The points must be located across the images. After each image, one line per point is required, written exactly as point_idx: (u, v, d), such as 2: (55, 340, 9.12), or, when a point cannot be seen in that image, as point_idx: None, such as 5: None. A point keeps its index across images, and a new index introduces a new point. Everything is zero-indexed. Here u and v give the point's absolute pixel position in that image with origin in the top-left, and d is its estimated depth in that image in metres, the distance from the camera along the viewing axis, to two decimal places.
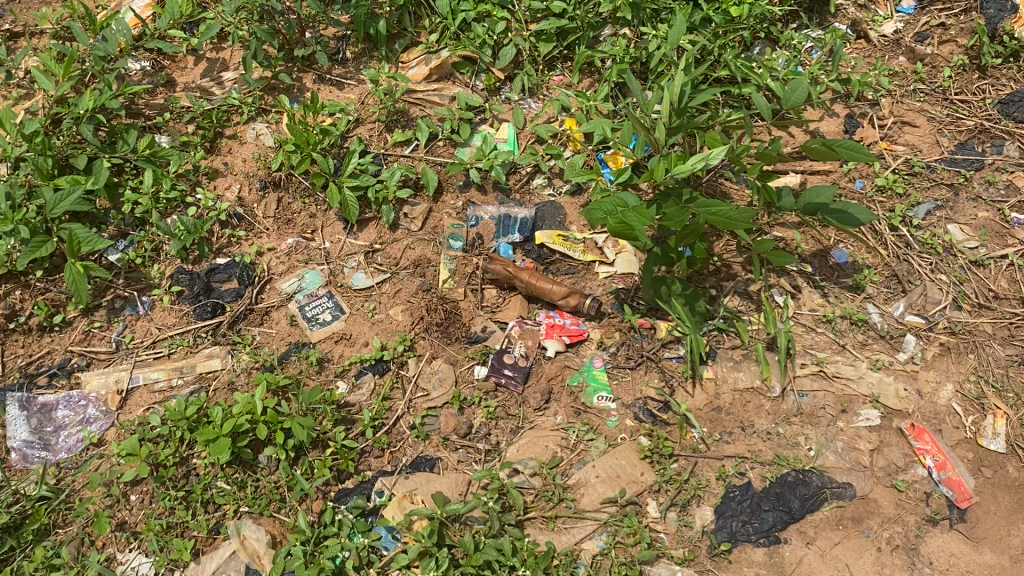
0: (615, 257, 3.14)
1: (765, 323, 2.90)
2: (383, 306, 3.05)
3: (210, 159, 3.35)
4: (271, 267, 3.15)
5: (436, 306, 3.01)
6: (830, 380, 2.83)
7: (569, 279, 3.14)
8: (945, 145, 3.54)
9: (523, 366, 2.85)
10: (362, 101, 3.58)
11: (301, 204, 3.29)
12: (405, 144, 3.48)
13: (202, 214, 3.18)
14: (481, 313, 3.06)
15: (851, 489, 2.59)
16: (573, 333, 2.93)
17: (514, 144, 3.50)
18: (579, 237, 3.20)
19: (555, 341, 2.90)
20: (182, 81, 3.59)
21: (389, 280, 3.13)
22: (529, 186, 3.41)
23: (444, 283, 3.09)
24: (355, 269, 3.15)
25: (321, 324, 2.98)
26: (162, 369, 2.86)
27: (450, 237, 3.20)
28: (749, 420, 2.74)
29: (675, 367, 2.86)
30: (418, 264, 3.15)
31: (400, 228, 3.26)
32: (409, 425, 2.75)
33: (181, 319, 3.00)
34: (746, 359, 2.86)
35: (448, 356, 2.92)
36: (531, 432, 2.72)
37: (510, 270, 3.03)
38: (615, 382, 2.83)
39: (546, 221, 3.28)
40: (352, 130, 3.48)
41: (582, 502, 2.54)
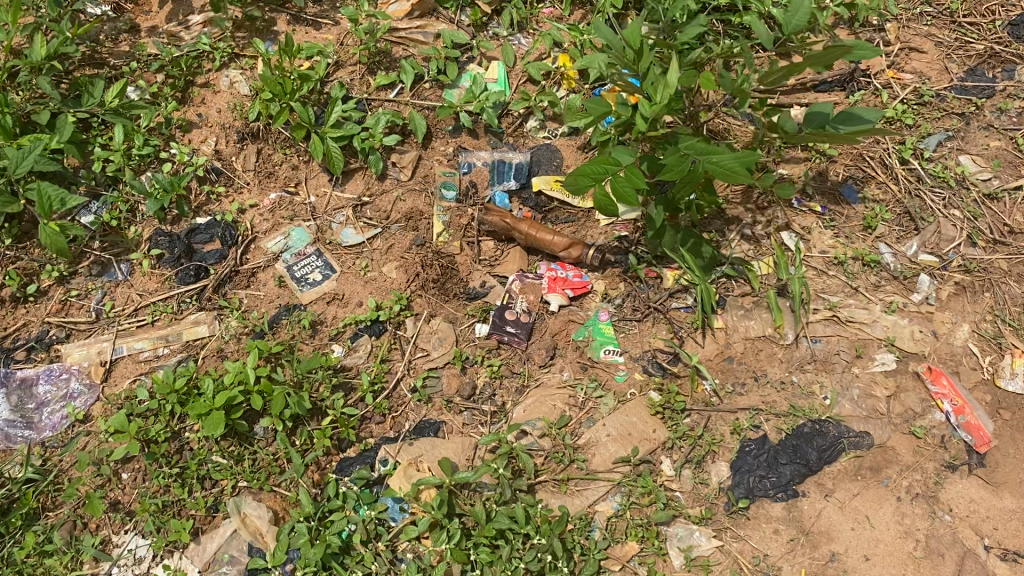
0: None
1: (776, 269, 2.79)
2: (376, 263, 2.91)
3: (183, 111, 3.14)
4: (254, 225, 2.98)
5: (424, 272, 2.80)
6: (844, 325, 2.74)
7: (568, 228, 3.00)
8: (955, 71, 3.38)
9: (525, 322, 2.74)
10: (342, 42, 3.34)
11: (282, 155, 3.10)
12: (389, 88, 3.28)
13: (178, 170, 3.00)
14: (477, 265, 2.94)
15: (869, 438, 2.52)
16: (578, 284, 2.80)
17: (506, 84, 3.30)
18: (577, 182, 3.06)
19: (558, 295, 2.77)
20: (148, 27, 3.34)
21: (381, 235, 2.99)
22: (522, 130, 3.25)
23: (438, 237, 2.97)
24: (343, 225, 3.00)
25: (311, 285, 2.86)
26: (147, 338, 2.73)
27: (442, 187, 3.08)
28: (762, 369, 2.64)
29: (683, 318, 2.74)
30: (410, 217, 3.01)
31: (388, 178, 3.11)
32: (410, 387, 2.64)
33: (163, 284, 2.84)
34: (757, 306, 2.74)
35: (447, 313, 2.80)
36: (537, 392, 2.62)
37: (508, 222, 2.90)
38: (622, 336, 2.72)
39: (541, 166, 3.14)
40: (333, 74, 3.27)
41: (594, 463, 2.44)
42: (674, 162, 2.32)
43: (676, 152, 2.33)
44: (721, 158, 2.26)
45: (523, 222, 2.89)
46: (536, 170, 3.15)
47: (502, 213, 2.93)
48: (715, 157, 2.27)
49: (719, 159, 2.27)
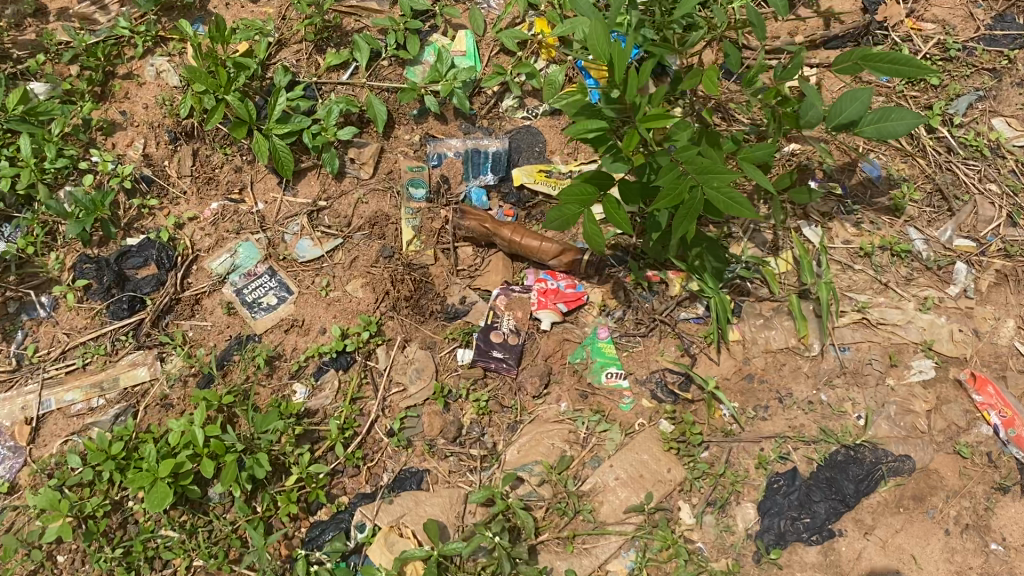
0: None
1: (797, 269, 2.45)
2: (338, 281, 2.54)
3: (103, 109, 2.70)
4: (195, 242, 2.59)
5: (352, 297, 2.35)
6: (875, 329, 2.42)
7: None
8: (981, 18, 2.98)
9: (514, 344, 2.39)
10: (283, 16, 2.88)
11: (222, 156, 2.68)
12: (342, 68, 2.85)
13: (102, 182, 2.58)
14: (452, 276, 2.57)
15: (910, 461, 2.22)
16: (572, 298, 2.45)
17: (475, 58, 2.86)
18: (564, 170, 2.71)
19: (550, 312, 2.41)
20: (56, 8, 2.86)
21: (342, 246, 2.61)
22: (498, 110, 2.84)
23: (409, 246, 2.60)
24: (298, 236, 2.62)
25: (265, 310, 2.49)
26: (79, 388, 2.35)
27: (410, 185, 2.69)
28: (786, 388, 2.32)
29: (694, 330, 2.42)
30: (375, 223, 2.63)
31: (346, 177, 2.71)
32: (386, 430, 2.31)
33: (93, 320, 2.45)
34: (777, 314, 2.41)
35: (423, 338, 2.45)
36: (532, 428, 2.28)
37: (491, 227, 2.53)
38: (625, 355, 2.39)
39: (522, 153, 2.77)
40: (275, 57, 2.83)
41: (602, 513, 2.13)
42: (669, 184, 1.95)
43: (672, 171, 1.95)
44: (722, 182, 1.88)
45: (509, 226, 2.52)
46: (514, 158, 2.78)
47: (484, 217, 2.56)
48: (715, 180, 1.89)
49: (720, 182, 1.89)
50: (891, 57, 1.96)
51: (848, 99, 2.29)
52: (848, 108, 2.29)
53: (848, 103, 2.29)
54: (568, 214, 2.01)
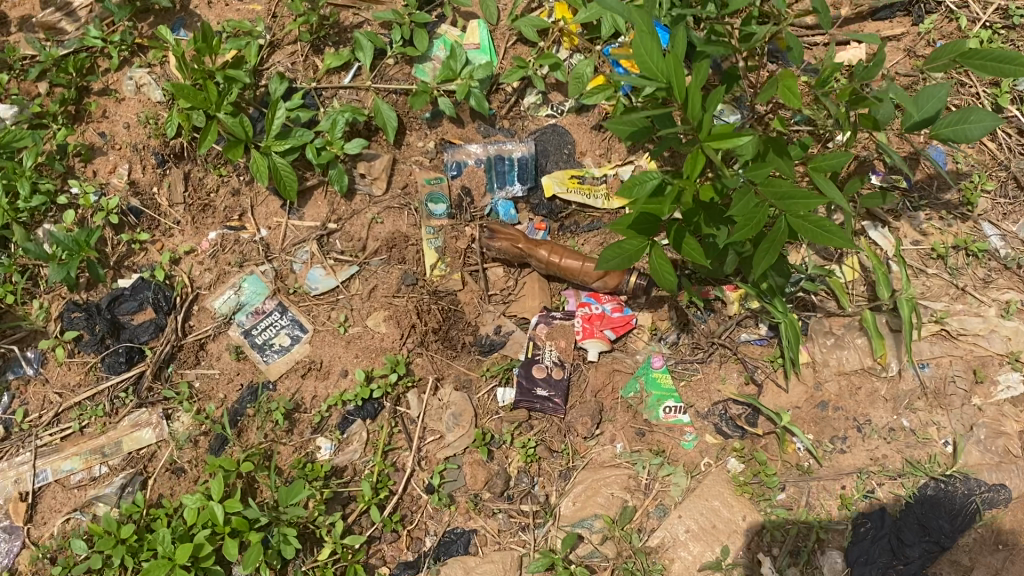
0: None
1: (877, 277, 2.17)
2: (357, 315, 2.28)
3: (80, 132, 2.41)
4: (194, 278, 2.32)
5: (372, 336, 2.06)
6: (954, 342, 2.19)
7: (595, 237, 2.42)
8: None
9: (560, 380, 2.16)
10: (274, 13, 2.57)
11: (217, 178, 2.40)
12: (342, 70, 2.55)
13: (85, 218, 2.30)
14: (483, 302, 2.32)
15: (1006, 489, 1.99)
16: (621, 324, 2.22)
17: (491, 53, 2.58)
18: (597, 175, 2.46)
19: (598, 341, 2.18)
20: (17, 15, 2.54)
21: (359, 274, 2.34)
22: (519, 108, 2.56)
23: (433, 271, 2.35)
24: (309, 265, 2.34)
25: (278, 352, 2.24)
26: (78, 456, 2.11)
27: (429, 200, 2.41)
28: (863, 415, 2.11)
29: (757, 353, 2.19)
30: (394, 246, 2.36)
31: (357, 194, 2.43)
32: (424, 486, 2.08)
33: (87, 375, 2.19)
34: (849, 331, 2.17)
35: (457, 376, 2.21)
36: (586, 474, 2.06)
37: (527, 247, 2.27)
38: (682, 385, 2.17)
39: (549, 157, 2.50)
40: (267, 61, 2.53)
41: (674, 571, 1.91)
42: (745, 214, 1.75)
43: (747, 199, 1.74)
44: (808, 210, 1.70)
45: (548, 246, 2.26)
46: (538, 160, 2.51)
47: (519, 236, 2.31)
48: (798, 207, 1.71)
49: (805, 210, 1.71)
50: (993, 52, 1.71)
51: (925, 96, 2.04)
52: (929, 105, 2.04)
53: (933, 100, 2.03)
54: (627, 245, 1.80)
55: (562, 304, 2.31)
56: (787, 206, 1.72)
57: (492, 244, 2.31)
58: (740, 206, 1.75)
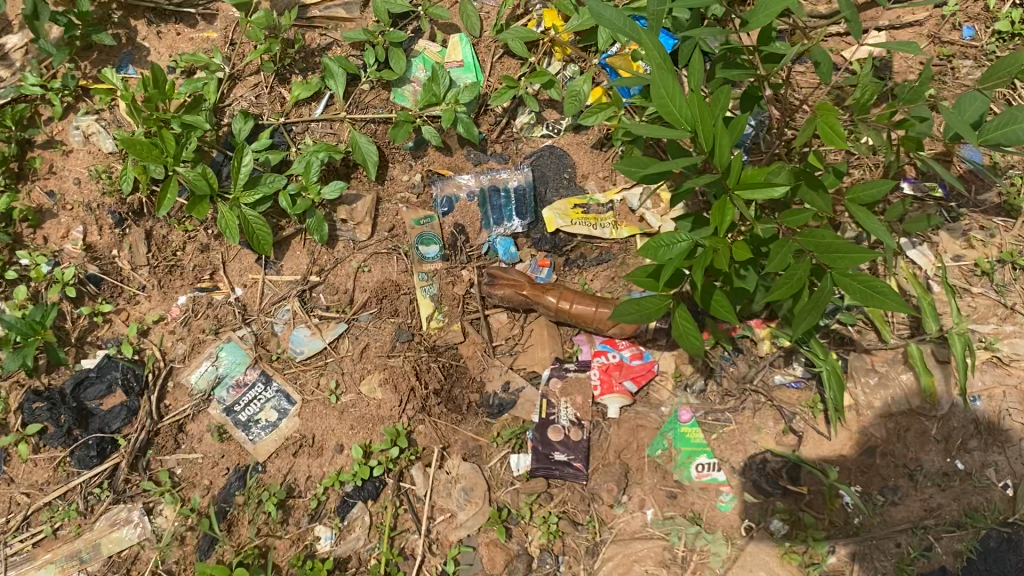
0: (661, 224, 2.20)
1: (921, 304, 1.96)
2: (350, 380, 2.07)
3: (25, 193, 2.16)
4: (166, 351, 2.10)
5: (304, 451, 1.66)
6: (1009, 369, 1.99)
7: (606, 271, 2.20)
8: None
9: (578, 442, 1.96)
10: (232, 41, 2.32)
11: (183, 235, 2.16)
12: (313, 100, 2.31)
13: (39, 292, 2.07)
14: (486, 355, 2.10)
15: None
16: (644, 374, 2.01)
17: (477, 70, 2.34)
18: (602, 201, 2.23)
19: (618, 397, 1.97)
20: None
21: (348, 332, 2.12)
22: (512, 129, 2.32)
23: (430, 323, 2.13)
24: (292, 325, 2.13)
25: (265, 429, 2.03)
26: (53, 564, 1.91)
27: (421, 243, 2.19)
28: (914, 460, 1.91)
29: (793, 398, 1.99)
30: (385, 298, 2.15)
31: (340, 241, 2.20)
32: (438, 572, 1.90)
33: (55, 471, 1.97)
34: (893, 366, 1.99)
35: (465, 443, 2.01)
36: (616, 549, 1.87)
37: (535, 292, 2.05)
38: (714, 438, 1.96)
39: (548, 183, 2.27)
40: (228, 96, 2.28)
41: None
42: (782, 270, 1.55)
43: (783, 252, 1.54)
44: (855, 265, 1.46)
45: (558, 291, 2.05)
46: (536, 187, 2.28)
47: (527, 279, 2.09)
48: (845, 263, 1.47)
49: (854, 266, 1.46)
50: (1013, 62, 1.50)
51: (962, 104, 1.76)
52: (968, 110, 1.74)
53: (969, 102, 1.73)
54: (649, 305, 1.59)
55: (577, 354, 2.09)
56: (832, 260, 1.48)
57: (496, 290, 2.08)
58: (777, 263, 1.55)
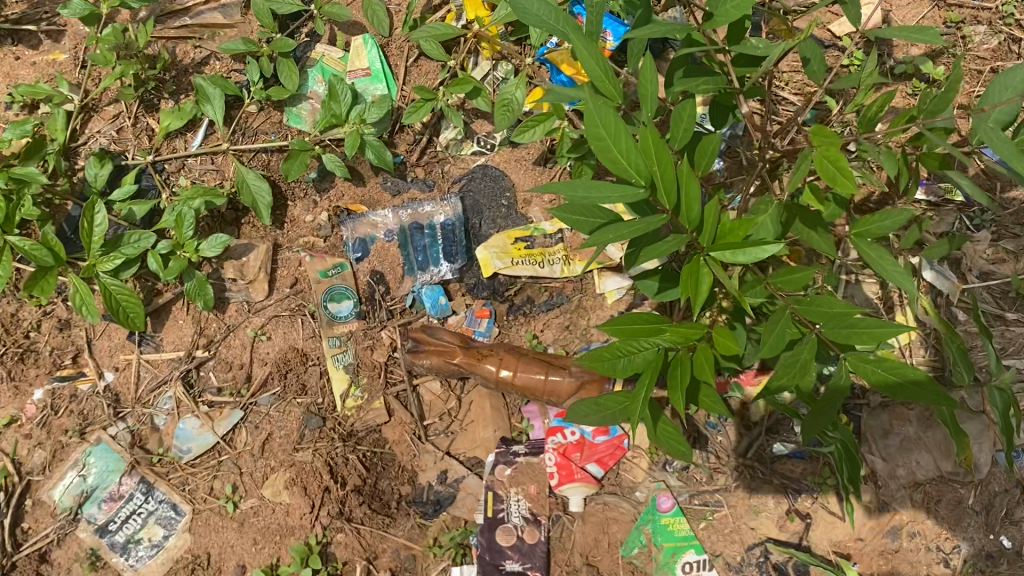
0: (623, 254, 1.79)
1: (949, 347, 1.54)
2: (250, 481, 1.67)
3: None
4: (19, 459, 1.69)
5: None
6: None
7: (561, 318, 1.78)
8: None
9: (534, 546, 1.59)
10: (83, 63, 1.88)
11: (34, 310, 1.75)
12: (189, 130, 1.88)
13: None
14: (415, 437, 1.70)
15: None
16: (613, 452, 1.62)
17: (387, 78, 1.92)
18: (549, 230, 1.82)
19: (581, 487, 1.59)
20: None
21: (246, 421, 1.72)
22: (435, 148, 1.89)
23: (345, 401, 1.72)
24: (177, 416, 1.73)
25: (149, 553, 1.65)
26: None
27: (331, 301, 1.77)
28: (948, 540, 1.56)
29: (801, 470, 1.60)
30: (288, 374, 1.74)
31: (230, 303, 1.78)
32: None
33: None
34: (920, 422, 1.58)
35: (396, 553, 1.62)
36: None
37: (472, 360, 1.65)
38: (702, 527, 1.59)
39: (483, 212, 1.85)
40: (82, 133, 1.86)
41: None
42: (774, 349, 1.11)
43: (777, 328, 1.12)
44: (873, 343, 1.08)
45: (500, 356, 1.65)
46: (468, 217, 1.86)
47: (463, 341, 1.70)
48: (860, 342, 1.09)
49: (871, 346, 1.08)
50: None
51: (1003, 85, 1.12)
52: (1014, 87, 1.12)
53: (984, 95, 1.16)
54: (611, 404, 1.23)
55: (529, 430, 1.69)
56: (842, 338, 1.10)
57: (425, 357, 1.69)
58: (773, 344, 1.11)
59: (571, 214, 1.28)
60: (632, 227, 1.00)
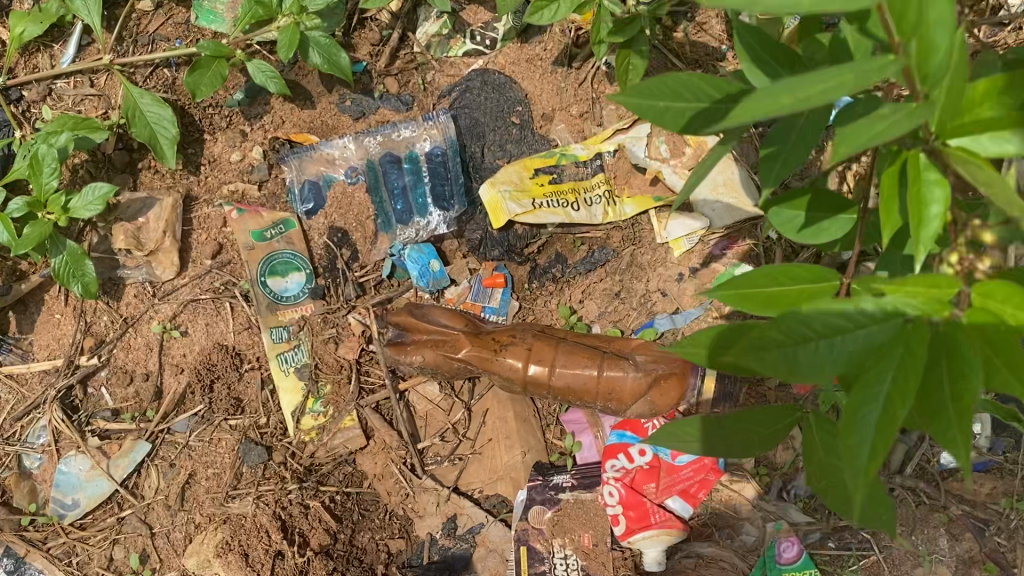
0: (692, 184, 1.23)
1: None
2: (169, 547, 1.15)
3: None
4: None
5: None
6: None
7: (606, 280, 1.24)
8: None
9: None
10: None
11: None
12: (56, 40, 1.30)
13: None
14: (405, 472, 1.15)
15: None
16: (704, 479, 1.07)
17: None
18: (580, 153, 1.26)
19: (662, 536, 1.04)
20: None
21: (157, 454, 1.18)
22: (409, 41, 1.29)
23: (301, 420, 1.18)
24: (55, 457, 1.18)
25: None
26: None
27: (268, 272, 1.22)
28: None
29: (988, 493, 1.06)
30: (215, 385, 1.19)
31: (128, 285, 1.22)
32: None
33: None
34: None
35: None
36: None
37: (485, 353, 1.07)
38: None
39: (483, 131, 1.27)
40: None
41: None
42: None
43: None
44: None
45: (524, 345, 1.07)
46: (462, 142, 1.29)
47: (469, 322, 1.12)
48: None
49: None
50: None
51: None
52: None
53: None
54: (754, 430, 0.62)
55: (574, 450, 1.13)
56: None
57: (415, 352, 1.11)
58: None
59: (662, 82, 0.54)
60: (807, 86, 0.37)
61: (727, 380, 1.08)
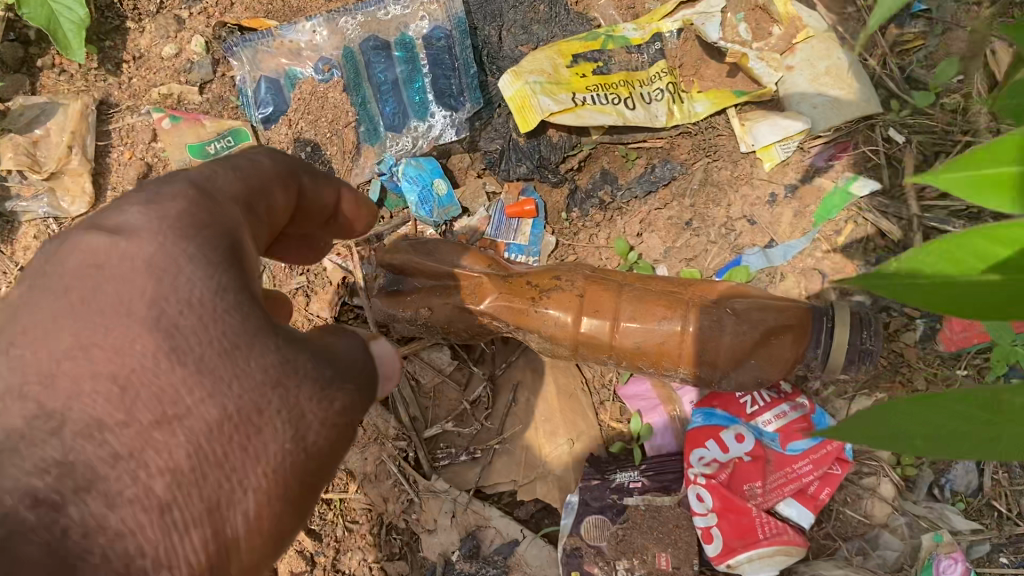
0: (783, 73, 0.90)
1: None
2: None
3: None
4: None
5: (253, 346, 0.38)
6: None
7: (669, 207, 0.92)
8: None
9: None
10: None
11: None
12: None
13: None
14: (407, 471, 0.82)
15: None
16: (827, 474, 0.76)
17: None
18: (632, 33, 0.93)
19: (780, 555, 0.72)
20: None
21: None
22: None
23: None
24: None
25: None
26: None
27: None
28: None
29: None
30: None
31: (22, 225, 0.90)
32: None
33: None
34: None
35: None
36: None
37: (518, 304, 0.75)
38: None
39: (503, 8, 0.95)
40: None
41: None
42: None
43: None
44: None
45: (573, 291, 0.74)
46: (472, 24, 0.96)
47: (493, 262, 0.79)
48: None
49: None
50: None
51: None
52: None
53: None
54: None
55: (639, 437, 0.82)
56: None
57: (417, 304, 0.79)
58: None
59: None
60: None
61: (866, 333, 0.73)
